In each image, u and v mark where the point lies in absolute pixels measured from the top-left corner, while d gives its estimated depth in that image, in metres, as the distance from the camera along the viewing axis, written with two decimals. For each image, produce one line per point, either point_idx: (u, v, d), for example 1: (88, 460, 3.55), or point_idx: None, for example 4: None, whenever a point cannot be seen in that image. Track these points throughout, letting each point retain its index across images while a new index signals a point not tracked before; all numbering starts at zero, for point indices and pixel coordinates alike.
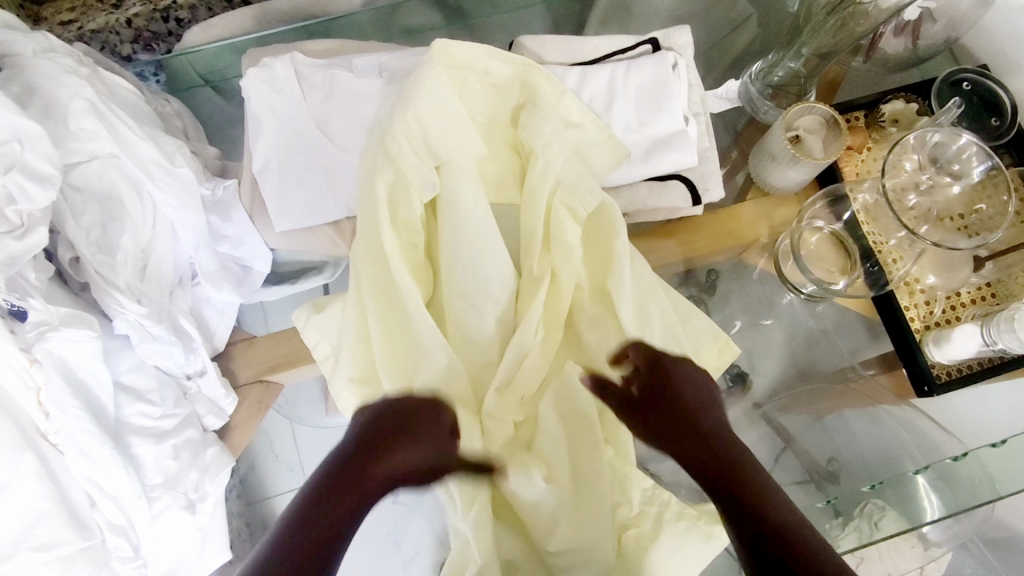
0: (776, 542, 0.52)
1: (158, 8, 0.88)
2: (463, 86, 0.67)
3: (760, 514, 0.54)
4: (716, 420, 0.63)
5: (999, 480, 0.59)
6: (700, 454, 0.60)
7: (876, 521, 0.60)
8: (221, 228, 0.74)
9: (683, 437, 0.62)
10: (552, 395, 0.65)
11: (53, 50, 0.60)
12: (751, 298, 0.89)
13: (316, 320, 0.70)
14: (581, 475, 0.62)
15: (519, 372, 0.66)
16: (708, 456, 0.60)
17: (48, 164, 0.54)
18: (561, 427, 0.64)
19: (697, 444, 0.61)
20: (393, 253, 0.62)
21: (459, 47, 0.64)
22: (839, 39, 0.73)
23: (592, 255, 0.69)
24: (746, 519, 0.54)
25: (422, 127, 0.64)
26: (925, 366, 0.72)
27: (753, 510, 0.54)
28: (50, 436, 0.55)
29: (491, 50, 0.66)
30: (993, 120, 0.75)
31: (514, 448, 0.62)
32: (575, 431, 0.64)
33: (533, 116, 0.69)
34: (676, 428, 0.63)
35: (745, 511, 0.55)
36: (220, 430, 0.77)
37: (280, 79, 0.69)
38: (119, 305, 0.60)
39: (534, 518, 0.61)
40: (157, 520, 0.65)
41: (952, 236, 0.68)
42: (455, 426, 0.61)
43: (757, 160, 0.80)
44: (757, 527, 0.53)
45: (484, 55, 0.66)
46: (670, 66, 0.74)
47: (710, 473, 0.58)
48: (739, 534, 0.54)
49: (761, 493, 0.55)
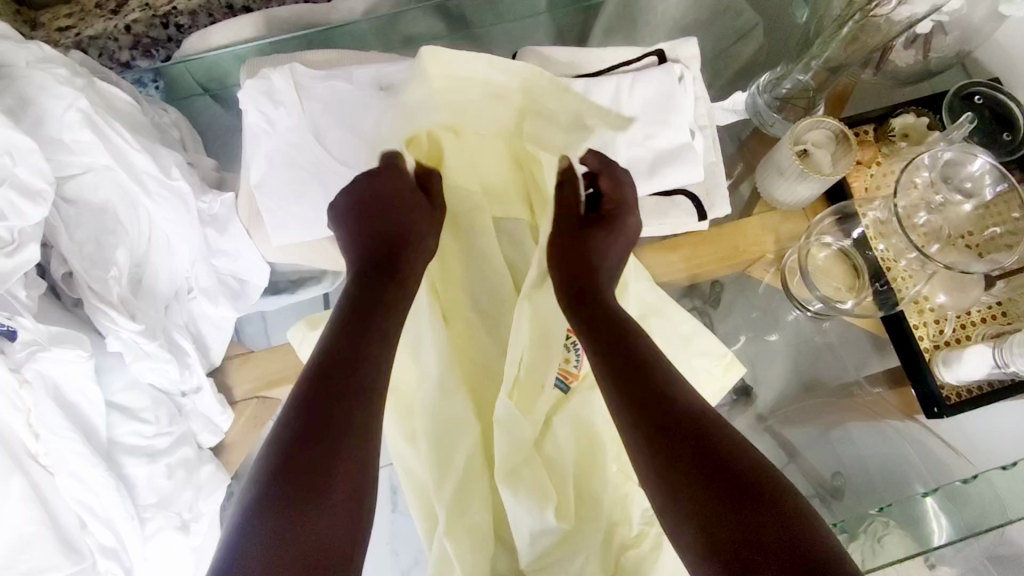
0: (729, 500, 0.43)
1: (158, 14, 0.86)
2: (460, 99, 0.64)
3: (708, 461, 0.45)
4: (647, 343, 0.54)
5: (1009, 504, 0.57)
6: (630, 379, 0.51)
7: (881, 537, 0.58)
8: (218, 241, 0.72)
9: (612, 356, 0.53)
10: (570, 413, 0.62)
11: (49, 59, 0.58)
12: (756, 312, 0.88)
13: (312, 338, 0.69)
14: (582, 493, 0.61)
15: (535, 388, 0.61)
16: (641, 383, 0.50)
17: (41, 179, 0.52)
18: (570, 444, 0.62)
19: (630, 366, 0.52)
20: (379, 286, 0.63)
21: (461, 59, 0.61)
22: (850, 53, 0.72)
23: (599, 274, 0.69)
24: (690, 473, 0.45)
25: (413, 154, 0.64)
26: (934, 387, 0.71)
27: (714, 469, 0.45)
28: (39, 457, 0.54)
29: (490, 59, 0.62)
30: (1005, 136, 0.73)
31: (528, 461, 0.57)
32: (583, 457, 0.62)
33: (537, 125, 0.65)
34: (603, 345, 0.54)
35: (696, 449, 0.46)
36: (216, 448, 0.76)
37: (278, 91, 0.68)
38: (111, 323, 0.59)
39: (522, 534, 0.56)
40: (149, 541, 0.64)
41: (964, 259, 0.66)
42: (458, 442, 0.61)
43: (764, 174, 0.78)
44: (707, 480, 0.45)
45: (483, 66, 0.62)
46: (677, 78, 0.73)
47: (639, 402, 0.50)
48: (676, 487, 0.45)
49: (702, 430, 0.47)
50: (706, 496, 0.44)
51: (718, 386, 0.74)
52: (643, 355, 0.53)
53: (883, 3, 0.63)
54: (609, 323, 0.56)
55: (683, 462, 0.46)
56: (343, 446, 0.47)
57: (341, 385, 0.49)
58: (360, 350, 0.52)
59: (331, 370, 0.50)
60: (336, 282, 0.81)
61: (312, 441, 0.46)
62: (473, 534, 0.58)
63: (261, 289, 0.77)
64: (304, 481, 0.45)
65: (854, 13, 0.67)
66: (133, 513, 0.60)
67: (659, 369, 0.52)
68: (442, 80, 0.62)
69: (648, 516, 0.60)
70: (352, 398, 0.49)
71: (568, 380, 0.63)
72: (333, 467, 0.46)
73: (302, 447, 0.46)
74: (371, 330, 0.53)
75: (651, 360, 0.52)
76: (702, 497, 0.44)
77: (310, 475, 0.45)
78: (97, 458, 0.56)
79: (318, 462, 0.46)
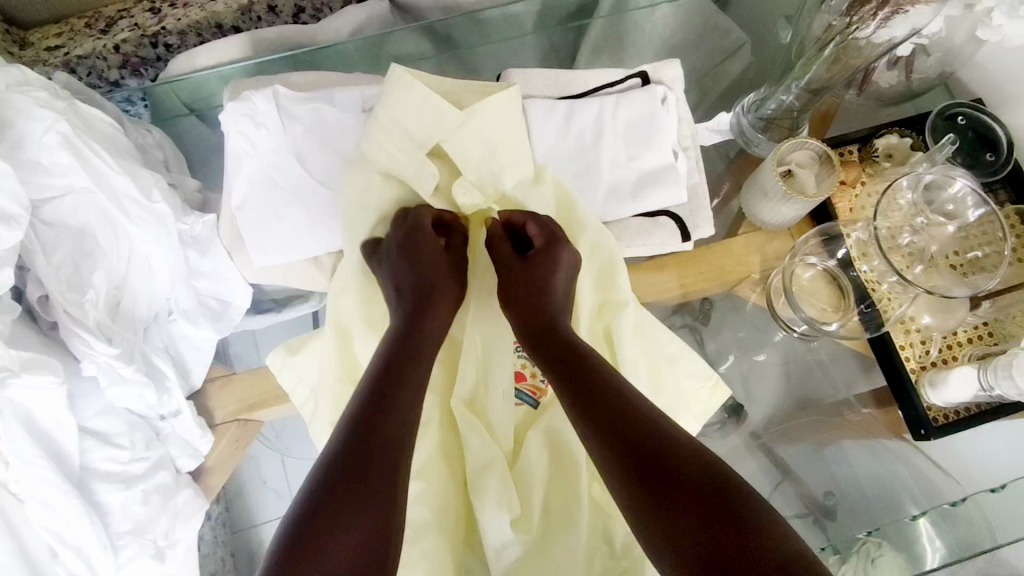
0: (709, 528, 0.43)
1: (147, 34, 0.84)
2: (441, 124, 0.65)
3: (691, 493, 0.45)
4: (623, 383, 0.54)
5: (998, 529, 0.56)
6: (599, 418, 0.51)
7: (873, 558, 0.58)
8: (198, 263, 0.72)
9: (589, 392, 0.53)
10: (546, 426, 0.63)
11: (28, 83, 0.57)
12: (745, 330, 0.87)
13: (291, 364, 0.71)
14: (560, 506, 0.60)
15: (490, 402, 0.63)
16: (603, 414, 0.51)
17: (15, 204, 0.52)
18: (546, 460, 0.62)
19: (596, 399, 0.52)
20: (339, 324, 0.67)
21: (411, 89, 0.65)
22: (832, 75, 0.70)
23: (599, 281, 0.68)
24: (662, 504, 0.45)
25: (389, 155, 0.66)
26: (921, 409, 0.70)
27: (699, 498, 0.45)
28: (9, 485, 0.53)
29: (428, 94, 0.65)
30: (988, 156, 0.73)
31: (494, 472, 0.60)
32: (557, 471, 0.61)
33: (504, 132, 0.67)
34: (571, 382, 0.54)
35: (683, 480, 0.46)
36: (196, 472, 0.74)
37: (261, 113, 0.67)
38: (87, 347, 0.58)
39: (489, 545, 0.58)
40: (122, 569, 0.63)
41: (946, 282, 0.66)
42: (435, 452, 0.62)
43: (749, 194, 0.78)
44: (683, 512, 0.44)
45: (425, 97, 0.65)
46: (660, 100, 0.73)
47: (619, 442, 0.49)
48: (659, 522, 0.45)
49: (685, 465, 0.47)
50: (683, 520, 0.44)
51: (704, 408, 0.74)
52: (617, 389, 0.53)
53: (862, 27, 0.62)
54: (571, 357, 0.57)
55: (650, 488, 0.46)
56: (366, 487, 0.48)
57: (370, 432, 0.50)
58: (384, 401, 0.53)
59: (357, 421, 0.51)
60: (323, 302, 0.80)
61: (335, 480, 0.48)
62: (436, 537, 0.59)
63: (244, 310, 0.77)
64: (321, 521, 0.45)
65: (834, 35, 0.65)
66: (106, 541, 0.59)
67: (633, 403, 0.52)
68: (407, 100, 0.65)
69: (630, 540, 0.58)
70: (379, 443, 0.50)
71: (535, 395, 0.67)
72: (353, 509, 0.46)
73: (320, 487, 0.47)
74: (401, 382, 0.55)
75: (615, 388, 0.53)
76: (682, 523, 0.44)
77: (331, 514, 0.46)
78: (69, 485, 0.56)
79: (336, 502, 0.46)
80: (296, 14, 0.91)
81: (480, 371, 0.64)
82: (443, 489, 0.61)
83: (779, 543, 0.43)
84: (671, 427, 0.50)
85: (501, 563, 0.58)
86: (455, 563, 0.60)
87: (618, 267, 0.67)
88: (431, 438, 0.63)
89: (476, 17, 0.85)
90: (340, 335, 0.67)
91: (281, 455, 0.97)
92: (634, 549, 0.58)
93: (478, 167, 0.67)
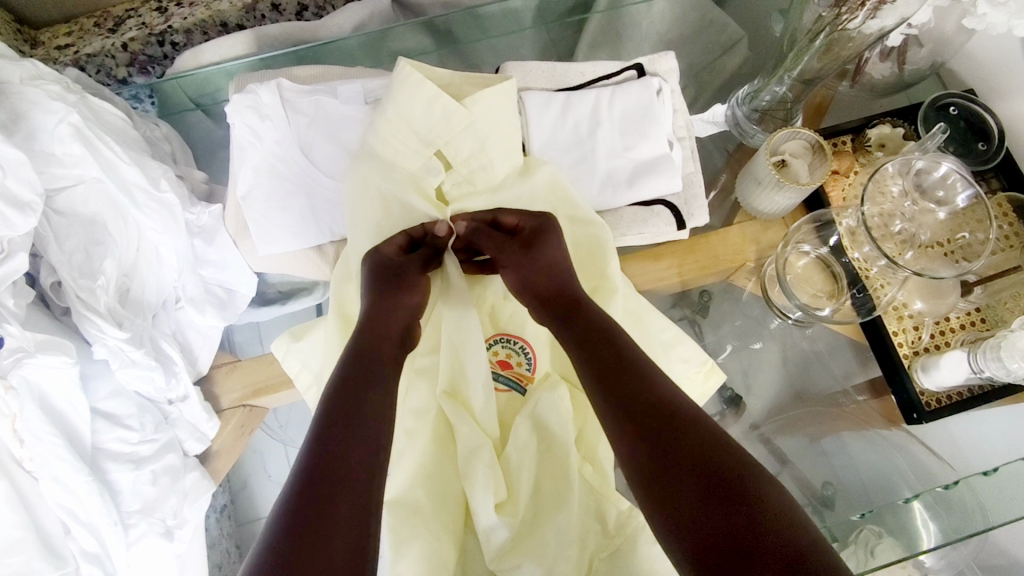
0: (717, 502, 0.42)
1: (154, 32, 0.86)
2: (449, 123, 0.64)
3: (698, 469, 0.44)
4: (637, 357, 0.54)
5: (991, 509, 0.57)
6: (611, 394, 0.51)
7: (874, 548, 0.57)
8: (205, 252, 0.74)
9: (599, 368, 0.54)
10: (533, 411, 0.64)
11: (41, 77, 0.59)
12: (741, 320, 0.89)
13: (295, 349, 0.72)
14: (551, 486, 0.61)
15: (471, 392, 0.63)
16: (615, 392, 0.51)
17: (29, 191, 0.54)
18: (534, 440, 0.63)
19: (612, 378, 0.52)
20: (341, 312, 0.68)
21: (415, 88, 0.63)
22: (823, 65, 0.72)
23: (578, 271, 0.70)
24: (671, 482, 0.45)
25: (377, 147, 0.67)
26: (913, 393, 0.71)
27: (704, 475, 0.44)
28: (23, 462, 0.56)
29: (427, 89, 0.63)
30: (980, 145, 0.74)
31: (480, 455, 0.61)
32: (545, 454, 0.62)
33: (497, 123, 0.66)
34: (587, 357, 0.55)
35: (689, 456, 0.45)
36: (202, 457, 0.75)
37: (265, 105, 0.70)
38: (99, 331, 0.61)
39: (481, 527, 0.59)
40: (133, 548, 0.64)
41: (935, 264, 0.68)
42: (427, 443, 0.64)
43: (743, 184, 0.80)
44: (688, 487, 0.44)
45: (426, 95, 0.63)
46: (655, 92, 0.75)
47: (633, 417, 0.49)
48: (667, 502, 0.44)
49: (689, 441, 0.46)
50: (689, 494, 0.44)
51: (700, 394, 0.75)
52: (630, 363, 0.53)
53: (851, 17, 0.62)
54: (583, 335, 0.57)
55: (664, 467, 0.45)
56: (351, 489, 0.46)
57: (344, 426, 0.50)
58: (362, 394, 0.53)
59: (340, 416, 0.51)
60: (326, 295, 0.82)
61: (324, 487, 0.45)
62: (431, 520, 0.60)
63: (248, 300, 0.79)
64: (313, 525, 0.43)
65: (824, 26, 0.66)
66: (117, 519, 0.61)
67: (644, 377, 0.52)
68: (410, 96, 0.63)
69: (623, 518, 0.60)
70: (354, 435, 0.50)
71: (522, 382, 0.69)
72: (338, 511, 0.45)
73: (311, 489, 0.45)
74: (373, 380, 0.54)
75: (635, 367, 0.53)
76: (685, 500, 0.43)
77: (311, 513, 0.44)
78: (80, 463, 0.57)
79: (327, 513, 0.44)
80: (299, 12, 0.93)
81: (453, 359, 0.63)
82: (439, 474, 0.63)
83: (794, 523, 0.41)
84: (682, 399, 0.50)
85: (491, 546, 0.58)
86: (452, 547, 0.60)
87: (603, 251, 0.69)
88: (424, 429, 0.65)
89: (476, 12, 0.86)
90: (343, 322, 0.68)
91: (284, 445, 0.98)
92: (627, 527, 0.59)
93: (470, 161, 0.67)
